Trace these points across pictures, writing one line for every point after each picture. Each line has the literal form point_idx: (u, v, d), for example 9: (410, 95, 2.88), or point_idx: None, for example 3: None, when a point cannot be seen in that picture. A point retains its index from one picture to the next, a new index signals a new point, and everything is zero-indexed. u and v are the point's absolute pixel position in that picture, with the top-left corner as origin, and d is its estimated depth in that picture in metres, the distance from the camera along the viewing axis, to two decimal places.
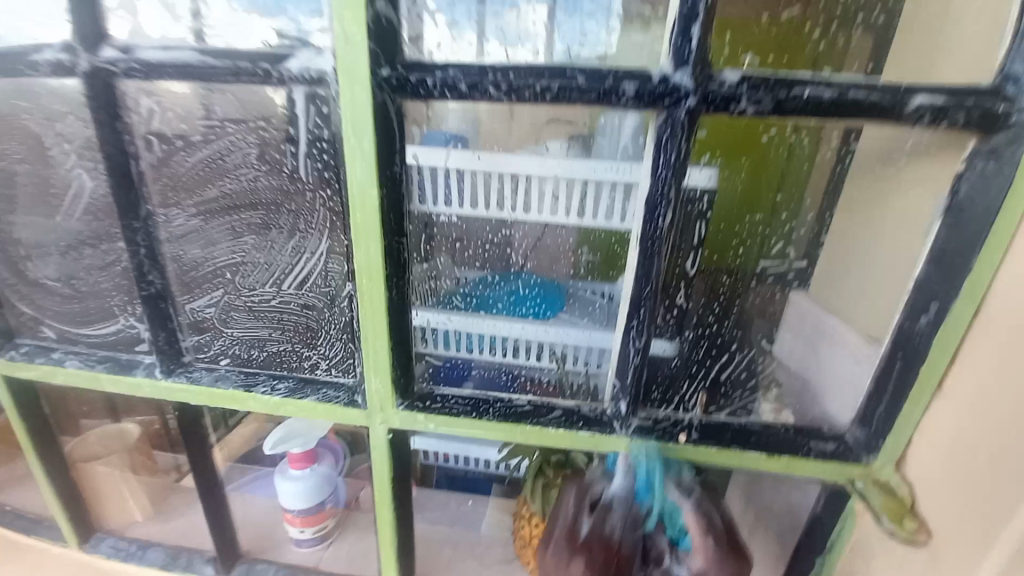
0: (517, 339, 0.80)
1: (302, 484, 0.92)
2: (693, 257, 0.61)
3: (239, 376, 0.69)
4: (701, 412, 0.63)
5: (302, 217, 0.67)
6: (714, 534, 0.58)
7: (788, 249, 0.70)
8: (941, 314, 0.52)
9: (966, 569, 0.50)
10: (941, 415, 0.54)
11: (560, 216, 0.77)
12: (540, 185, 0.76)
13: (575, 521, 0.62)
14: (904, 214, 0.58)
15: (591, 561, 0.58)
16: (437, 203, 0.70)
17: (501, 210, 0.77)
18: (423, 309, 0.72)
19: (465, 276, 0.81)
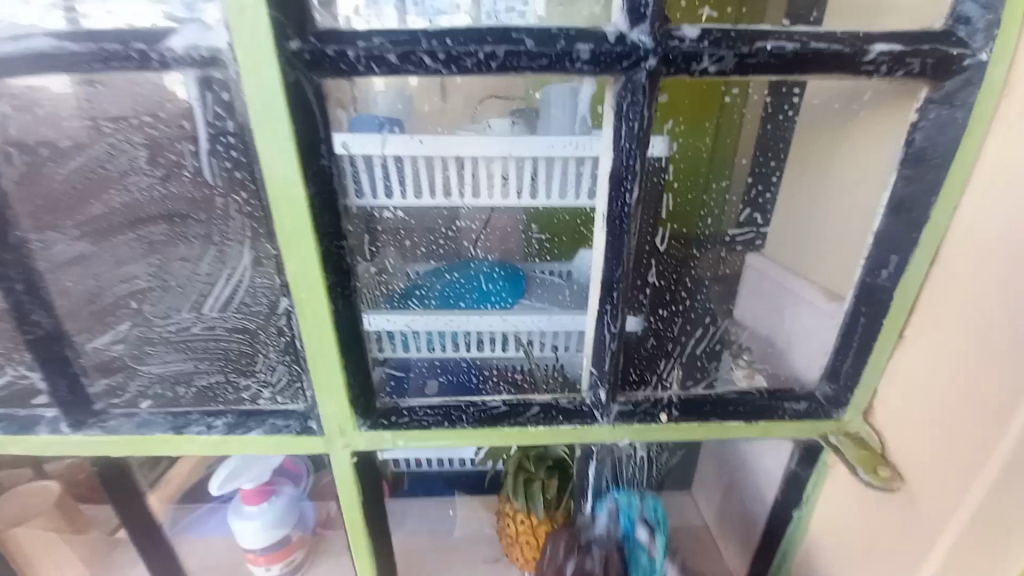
0: (481, 333, 0.77)
1: (259, 521, 0.83)
2: (661, 234, 0.60)
3: (166, 419, 0.58)
4: (679, 388, 0.62)
5: (215, 227, 0.59)
6: None
7: (753, 216, 0.73)
8: (901, 266, 0.53)
9: (942, 508, 0.52)
10: (906, 364, 0.56)
11: (511, 199, 0.71)
12: (486, 169, 0.68)
13: (563, 564, 0.72)
14: (858, 167, 0.59)
15: None
16: (381, 196, 0.64)
17: (450, 196, 0.70)
18: (379, 313, 0.65)
19: (415, 273, 0.75)
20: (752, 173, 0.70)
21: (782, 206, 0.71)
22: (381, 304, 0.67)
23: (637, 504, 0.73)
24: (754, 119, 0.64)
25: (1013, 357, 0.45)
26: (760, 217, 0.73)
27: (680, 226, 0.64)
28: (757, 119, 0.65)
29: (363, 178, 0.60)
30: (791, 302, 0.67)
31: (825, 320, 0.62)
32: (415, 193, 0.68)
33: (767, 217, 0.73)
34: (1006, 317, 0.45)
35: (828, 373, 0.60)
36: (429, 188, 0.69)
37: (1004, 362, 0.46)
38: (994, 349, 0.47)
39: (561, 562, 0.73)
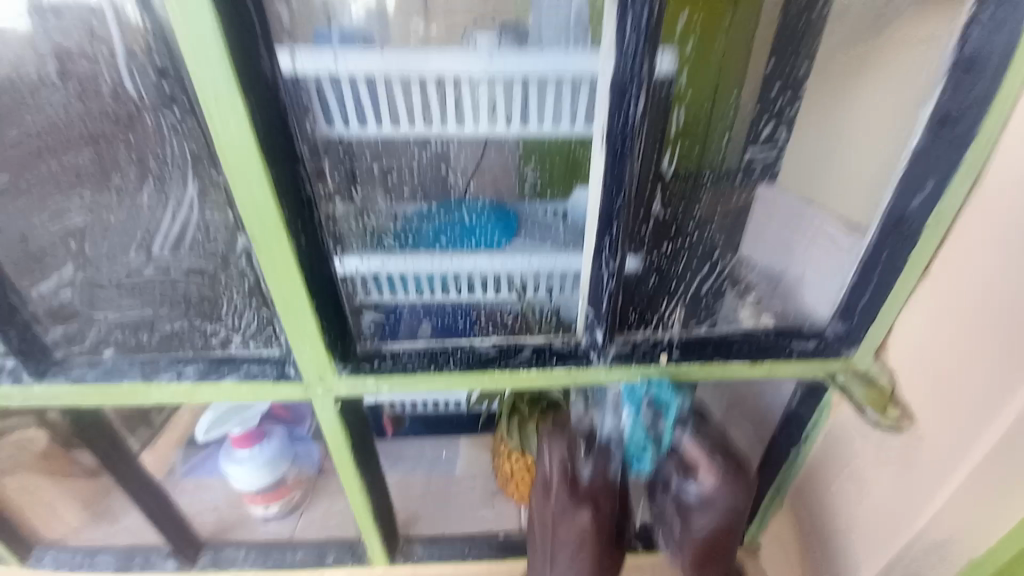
0: (471, 274, 0.67)
1: (249, 465, 0.82)
2: (670, 156, 0.53)
3: (131, 365, 0.54)
4: (681, 329, 0.58)
5: (150, 152, 0.50)
6: (719, 453, 0.56)
7: (778, 133, 0.63)
8: (937, 190, 0.47)
9: (951, 451, 0.49)
10: (929, 299, 0.51)
11: (500, 126, 0.58)
12: (478, 96, 0.56)
13: (573, 470, 0.58)
14: (891, 82, 0.52)
15: (596, 508, 0.59)
16: (352, 124, 0.54)
17: (429, 125, 0.57)
18: (351, 255, 0.57)
19: (401, 211, 0.66)
20: (772, 79, 0.60)
21: (807, 124, 0.62)
22: (354, 244, 0.59)
23: (646, 388, 0.57)
24: (771, 14, 0.56)
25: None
26: (785, 134, 0.63)
27: (692, 148, 0.56)
28: (775, 16, 0.56)
29: (328, 101, 0.52)
30: (806, 237, 0.62)
31: (841, 255, 0.57)
32: (388, 119, 0.56)
33: (795, 133, 0.63)
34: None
35: (841, 311, 0.56)
36: (405, 112, 0.56)
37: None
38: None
39: (568, 465, 0.58)
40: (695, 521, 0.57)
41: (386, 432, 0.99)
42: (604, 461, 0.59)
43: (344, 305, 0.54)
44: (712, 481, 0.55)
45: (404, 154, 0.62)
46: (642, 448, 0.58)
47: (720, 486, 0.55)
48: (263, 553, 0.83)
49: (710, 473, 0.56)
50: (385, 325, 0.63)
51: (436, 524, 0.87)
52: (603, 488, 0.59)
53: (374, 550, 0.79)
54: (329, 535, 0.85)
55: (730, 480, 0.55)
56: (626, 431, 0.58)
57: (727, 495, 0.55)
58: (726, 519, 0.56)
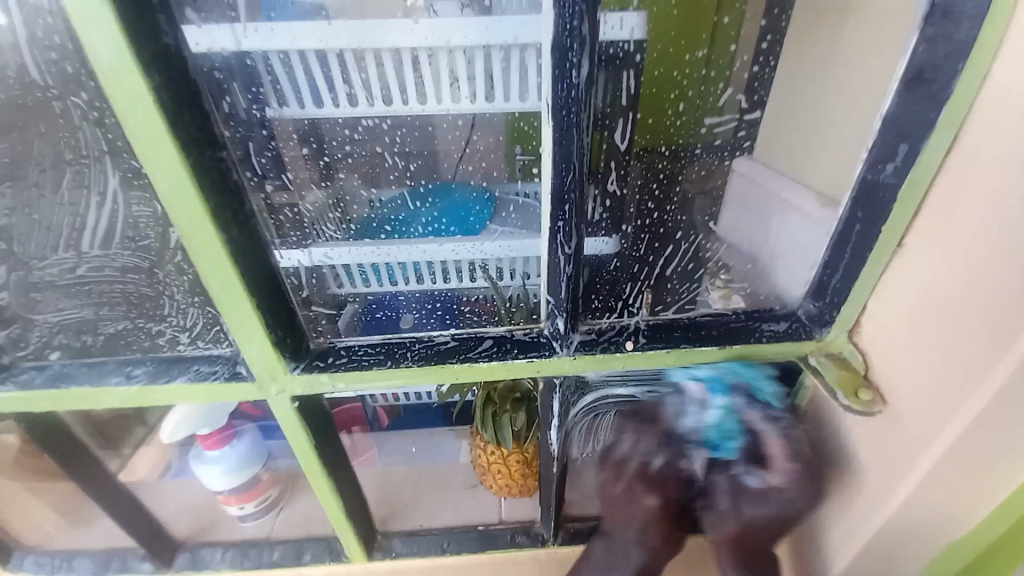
0: (446, 263, 0.64)
1: (221, 465, 0.80)
2: (623, 128, 0.48)
3: (81, 369, 0.53)
4: (648, 313, 0.56)
5: (57, 140, 0.46)
6: (799, 458, 0.52)
7: (737, 99, 0.58)
8: (909, 158, 0.44)
9: (924, 431, 0.47)
10: (902, 274, 0.49)
11: (467, 105, 0.54)
12: (433, 70, 0.51)
13: (646, 457, 0.56)
14: (869, 44, 0.48)
15: (665, 495, 0.56)
16: (309, 106, 0.51)
17: (390, 104, 0.53)
18: (315, 245, 0.54)
19: (379, 196, 0.60)
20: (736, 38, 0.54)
21: (779, 87, 0.58)
22: (321, 231, 0.55)
23: (728, 376, 0.55)
24: None
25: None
26: (745, 100, 0.58)
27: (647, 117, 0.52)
28: None
29: (280, 81, 0.48)
30: (781, 212, 0.58)
31: (815, 229, 0.54)
32: (349, 101, 0.52)
33: (755, 100, 0.59)
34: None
35: (814, 290, 0.54)
36: (365, 93, 0.52)
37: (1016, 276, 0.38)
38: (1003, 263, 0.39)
39: (639, 456, 0.56)
40: (746, 512, 0.54)
41: (382, 424, 0.95)
42: (677, 453, 0.56)
43: (292, 300, 0.52)
44: (780, 480, 0.52)
45: (333, 138, 0.55)
46: (729, 432, 0.54)
47: (792, 486, 0.52)
48: (241, 554, 0.82)
49: (781, 469, 0.52)
50: (371, 321, 0.60)
51: (415, 517, 0.86)
52: (673, 485, 0.56)
53: (350, 545, 0.78)
54: (309, 532, 0.84)
55: (800, 481, 0.52)
56: (709, 420, 0.55)
57: (795, 493, 0.52)
58: (778, 515, 0.53)
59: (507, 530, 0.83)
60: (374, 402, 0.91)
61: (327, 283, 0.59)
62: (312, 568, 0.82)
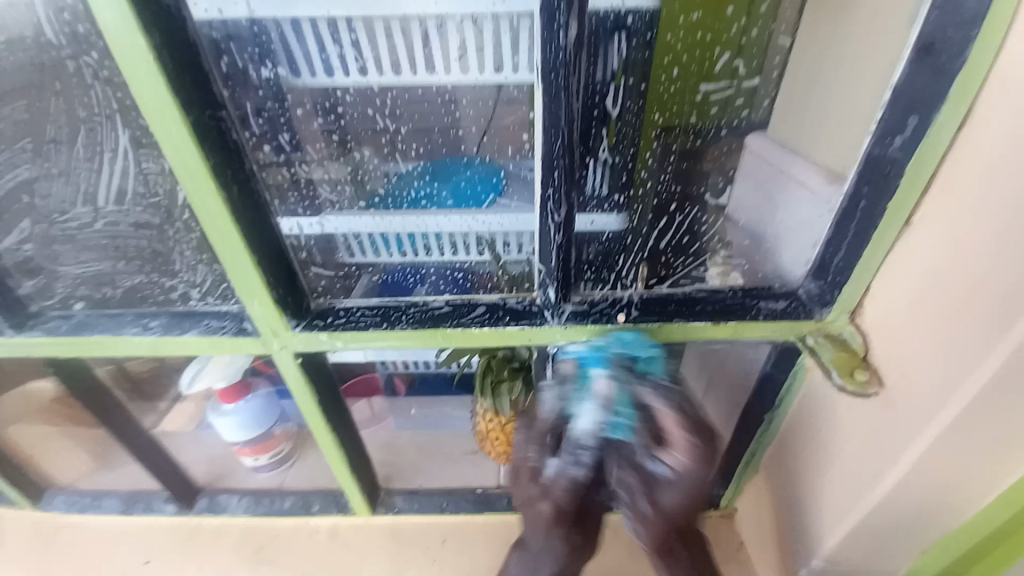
0: (454, 236, 0.62)
1: (237, 417, 0.85)
2: (615, 94, 0.49)
3: (101, 319, 0.57)
4: (643, 287, 0.56)
5: (76, 101, 0.49)
6: (694, 427, 0.48)
7: (735, 65, 0.55)
8: (919, 130, 0.42)
9: (918, 414, 0.46)
10: (912, 256, 0.47)
11: (471, 76, 0.52)
12: (445, 40, 0.50)
13: (538, 460, 0.51)
14: (876, 11, 0.46)
15: (560, 502, 0.50)
16: (320, 75, 0.51)
17: (399, 75, 0.52)
18: (327, 212, 0.56)
19: (395, 168, 0.60)
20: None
21: (780, 67, 0.56)
22: (331, 200, 0.57)
23: (610, 350, 0.52)
24: None
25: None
26: (743, 65, 0.55)
27: (640, 83, 0.51)
28: None
29: (294, 50, 0.49)
30: (787, 186, 0.56)
31: (818, 206, 0.52)
32: (357, 69, 0.51)
33: (754, 67, 0.56)
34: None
35: (815, 269, 0.53)
36: (376, 62, 0.51)
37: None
38: (1009, 237, 0.38)
39: (533, 458, 0.51)
40: (662, 502, 0.49)
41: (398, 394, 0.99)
42: (575, 443, 0.50)
43: (294, 268, 0.54)
44: (678, 457, 0.48)
45: (331, 100, 0.53)
46: (629, 415, 0.50)
47: (694, 458, 0.47)
48: (253, 501, 0.88)
49: (681, 442, 0.48)
50: (387, 282, 0.61)
51: (415, 478, 0.90)
52: (581, 488, 0.50)
53: (354, 500, 0.83)
54: (316, 486, 0.89)
55: (702, 448, 0.48)
56: (609, 411, 0.50)
57: (700, 465, 0.48)
58: (696, 495, 0.49)
59: (502, 495, 0.86)
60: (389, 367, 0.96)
61: (336, 251, 0.60)
62: (318, 518, 0.87)
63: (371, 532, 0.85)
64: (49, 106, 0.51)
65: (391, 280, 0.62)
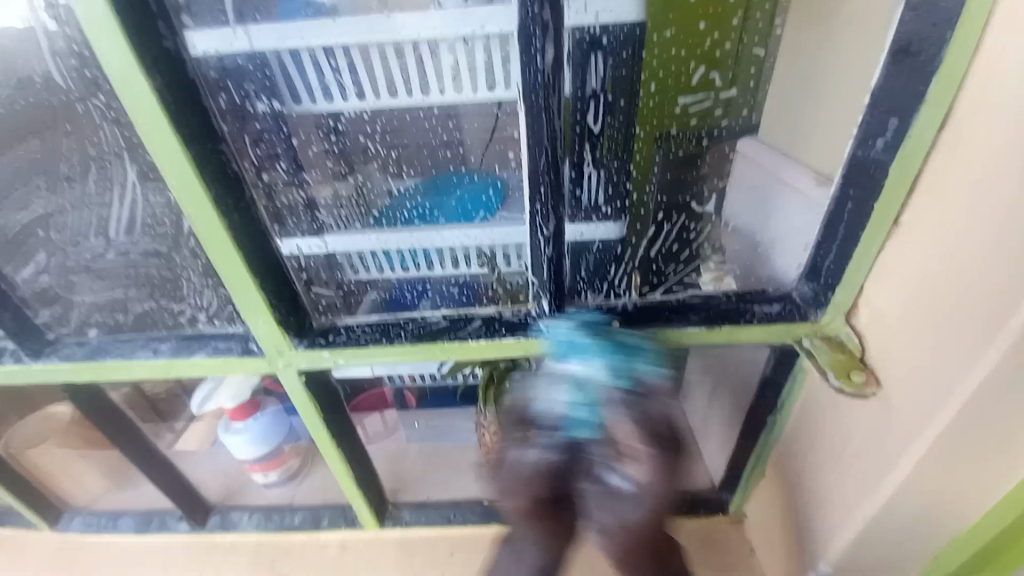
0: (454, 249, 0.64)
1: (248, 435, 0.85)
2: (595, 108, 0.54)
3: (114, 344, 0.58)
4: (636, 295, 0.57)
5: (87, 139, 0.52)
6: (656, 437, 0.42)
7: (711, 77, 0.57)
8: (900, 132, 0.43)
9: (917, 417, 0.46)
10: (897, 262, 0.47)
11: (466, 95, 0.54)
12: (437, 62, 0.51)
13: (511, 443, 0.47)
14: (862, 24, 0.46)
15: (533, 491, 0.46)
16: (319, 101, 0.53)
17: (395, 96, 0.54)
18: (332, 233, 0.58)
19: (401, 188, 0.62)
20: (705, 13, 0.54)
21: (759, 76, 0.58)
22: (339, 221, 0.59)
23: (580, 337, 0.47)
24: None
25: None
26: (719, 77, 0.57)
27: (621, 99, 0.54)
28: None
29: (293, 79, 0.51)
30: (779, 192, 0.56)
31: (811, 210, 0.52)
32: (356, 93, 0.53)
33: (728, 78, 0.58)
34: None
35: (808, 271, 0.53)
36: (372, 85, 0.53)
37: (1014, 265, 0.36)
38: (989, 249, 0.38)
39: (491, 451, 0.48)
40: (616, 520, 0.44)
41: (409, 407, 0.98)
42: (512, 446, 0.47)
43: (297, 287, 0.56)
44: (634, 467, 0.42)
45: (337, 129, 0.57)
46: (594, 413, 0.44)
47: (654, 473, 0.42)
48: (265, 517, 0.89)
49: (639, 459, 0.42)
50: (391, 299, 0.64)
51: (422, 490, 0.91)
52: (538, 488, 0.46)
53: (363, 515, 0.84)
54: (326, 500, 0.91)
55: (663, 464, 0.42)
56: (571, 403, 0.44)
57: (665, 482, 0.42)
58: (662, 513, 0.44)
59: None
60: (397, 382, 0.93)
61: (336, 269, 0.62)
62: (328, 533, 0.88)
63: (379, 546, 0.86)
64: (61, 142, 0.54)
65: (394, 297, 0.65)
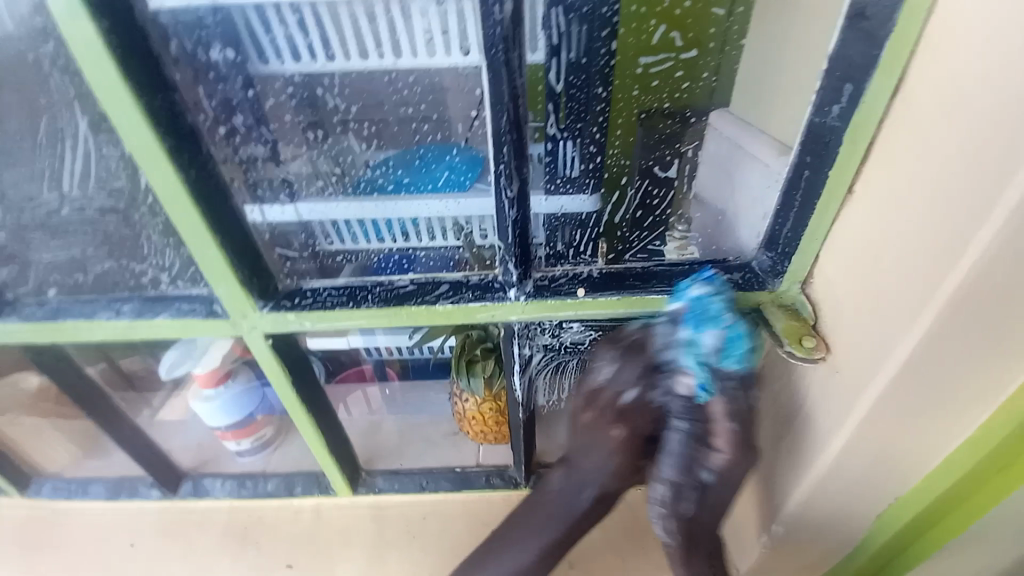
0: (428, 220, 0.63)
1: (219, 403, 0.84)
2: (557, 68, 0.55)
3: (74, 305, 0.58)
4: (603, 262, 0.58)
5: (34, 86, 0.49)
6: (740, 419, 0.49)
7: (671, 37, 0.58)
8: (855, 97, 0.43)
9: (859, 379, 0.48)
10: (847, 231, 0.49)
11: (439, 59, 0.53)
12: (410, 24, 0.53)
13: (620, 388, 0.54)
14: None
15: (630, 430, 0.54)
16: (290, 61, 0.53)
17: (366, 59, 0.55)
18: (310, 198, 0.59)
19: (373, 155, 0.62)
20: None
21: (733, 44, 0.57)
22: (309, 187, 0.59)
23: (720, 304, 0.49)
24: None
25: (965, 223, 0.37)
26: (680, 37, 0.58)
27: (580, 59, 0.56)
28: None
29: (261, 37, 0.51)
30: (744, 162, 0.57)
31: (770, 179, 0.53)
32: (326, 54, 0.54)
33: (690, 39, 0.58)
34: (973, 172, 0.36)
35: (766, 241, 0.55)
36: (344, 45, 0.54)
37: (950, 228, 0.38)
38: (931, 216, 0.39)
39: (614, 387, 0.54)
40: (698, 491, 0.52)
41: (391, 380, 0.99)
42: (651, 389, 0.53)
43: (258, 249, 0.55)
44: (724, 447, 0.49)
45: (315, 92, 0.57)
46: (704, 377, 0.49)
47: (735, 457, 0.50)
48: (238, 484, 0.90)
49: (727, 442, 0.49)
50: (375, 266, 0.62)
51: (396, 459, 0.92)
52: (634, 421, 0.54)
53: (337, 482, 0.85)
54: (299, 468, 0.91)
55: (743, 451, 0.50)
56: (692, 366, 0.50)
57: (741, 462, 0.50)
58: (729, 487, 0.52)
59: (481, 473, 0.88)
60: (377, 357, 0.93)
61: (291, 236, 0.59)
62: (302, 499, 0.89)
63: (354, 511, 0.88)
64: (6, 91, 0.51)
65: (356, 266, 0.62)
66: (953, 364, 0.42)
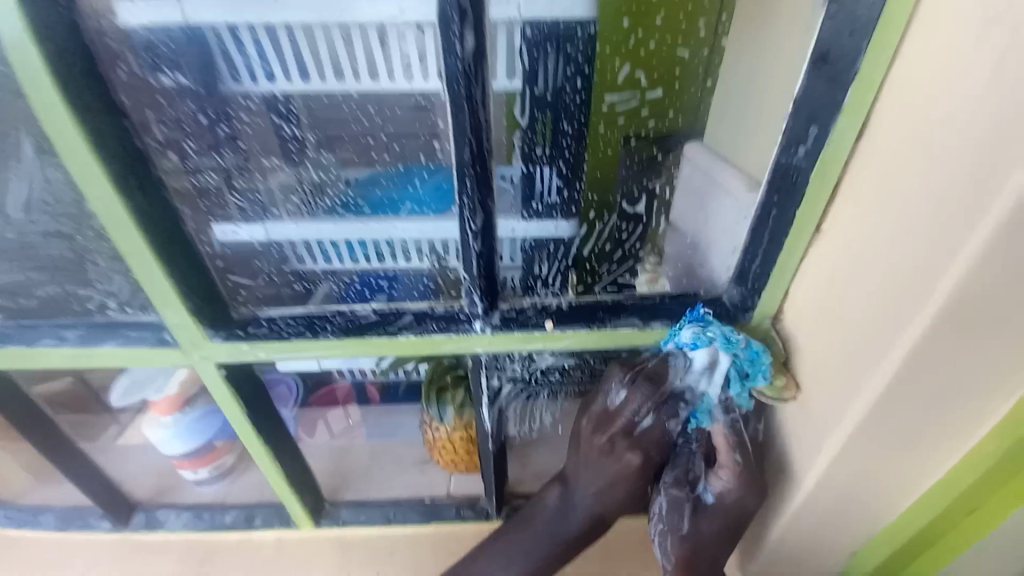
0: (404, 244, 0.61)
1: (172, 431, 0.80)
2: (522, 103, 0.54)
3: (16, 333, 0.55)
4: (572, 294, 0.57)
5: None
6: (741, 451, 0.55)
7: (636, 75, 0.58)
8: (820, 138, 0.43)
9: (829, 422, 0.47)
10: (816, 269, 0.48)
11: (416, 84, 0.53)
12: (387, 52, 0.52)
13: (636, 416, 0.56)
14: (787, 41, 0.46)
15: (646, 455, 0.56)
16: (261, 81, 0.53)
17: (341, 79, 0.54)
18: (277, 223, 0.58)
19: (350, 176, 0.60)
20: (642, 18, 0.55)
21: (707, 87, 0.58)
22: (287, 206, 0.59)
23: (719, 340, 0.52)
24: None
25: (927, 266, 0.37)
26: (644, 77, 0.58)
27: (547, 88, 0.56)
28: None
29: (233, 58, 0.51)
30: (714, 194, 0.56)
31: (739, 213, 0.53)
32: (299, 77, 0.53)
33: (655, 78, 0.58)
34: (936, 215, 0.36)
35: (737, 276, 0.53)
36: (316, 67, 0.53)
37: (914, 270, 0.38)
38: (899, 260, 0.39)
39: (629, 414, 0.56)
40: (705, 522, 0.55)
41: (373, 402, 0.95)
42: (669, 417, 0.56)
43: (212, 275, 0.53)
44: (728, 477, 0.54)
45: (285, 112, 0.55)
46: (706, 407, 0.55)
47: (741, 489, 0.54)
48: (195, 515, 0.85)
49: (731, 472, 0.54)
50: (347, 291, 0.61)
51: (363, 488, 0.88)
52: (655, 447, 0.56)
53: (297, 514, 0.81)
54: (261, 498, 0.87)
55: (746, 485, 0.54)
56: (702, 398, 0.55)
57: (744, 496, 0.54)
58: (732, 523, 0.55)
59: (452, 504, 0.85)
60: (359, 377, 0.90)
61: (252, 259, 0.58)
62: (263, 531, 0.85)
63: (318, 543, 0.84)
64: None
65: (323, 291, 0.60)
66: (913, 404, 0.42)
